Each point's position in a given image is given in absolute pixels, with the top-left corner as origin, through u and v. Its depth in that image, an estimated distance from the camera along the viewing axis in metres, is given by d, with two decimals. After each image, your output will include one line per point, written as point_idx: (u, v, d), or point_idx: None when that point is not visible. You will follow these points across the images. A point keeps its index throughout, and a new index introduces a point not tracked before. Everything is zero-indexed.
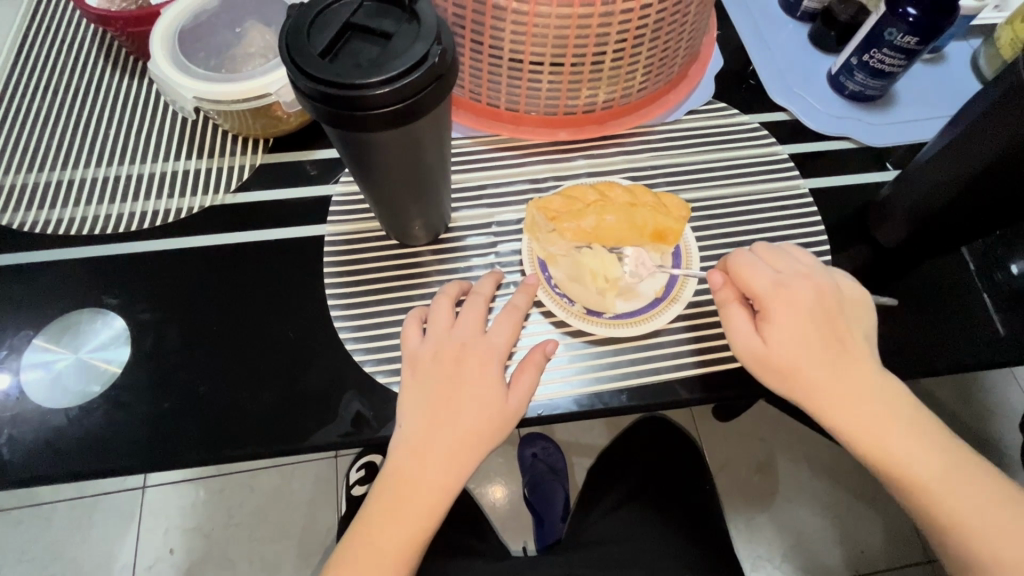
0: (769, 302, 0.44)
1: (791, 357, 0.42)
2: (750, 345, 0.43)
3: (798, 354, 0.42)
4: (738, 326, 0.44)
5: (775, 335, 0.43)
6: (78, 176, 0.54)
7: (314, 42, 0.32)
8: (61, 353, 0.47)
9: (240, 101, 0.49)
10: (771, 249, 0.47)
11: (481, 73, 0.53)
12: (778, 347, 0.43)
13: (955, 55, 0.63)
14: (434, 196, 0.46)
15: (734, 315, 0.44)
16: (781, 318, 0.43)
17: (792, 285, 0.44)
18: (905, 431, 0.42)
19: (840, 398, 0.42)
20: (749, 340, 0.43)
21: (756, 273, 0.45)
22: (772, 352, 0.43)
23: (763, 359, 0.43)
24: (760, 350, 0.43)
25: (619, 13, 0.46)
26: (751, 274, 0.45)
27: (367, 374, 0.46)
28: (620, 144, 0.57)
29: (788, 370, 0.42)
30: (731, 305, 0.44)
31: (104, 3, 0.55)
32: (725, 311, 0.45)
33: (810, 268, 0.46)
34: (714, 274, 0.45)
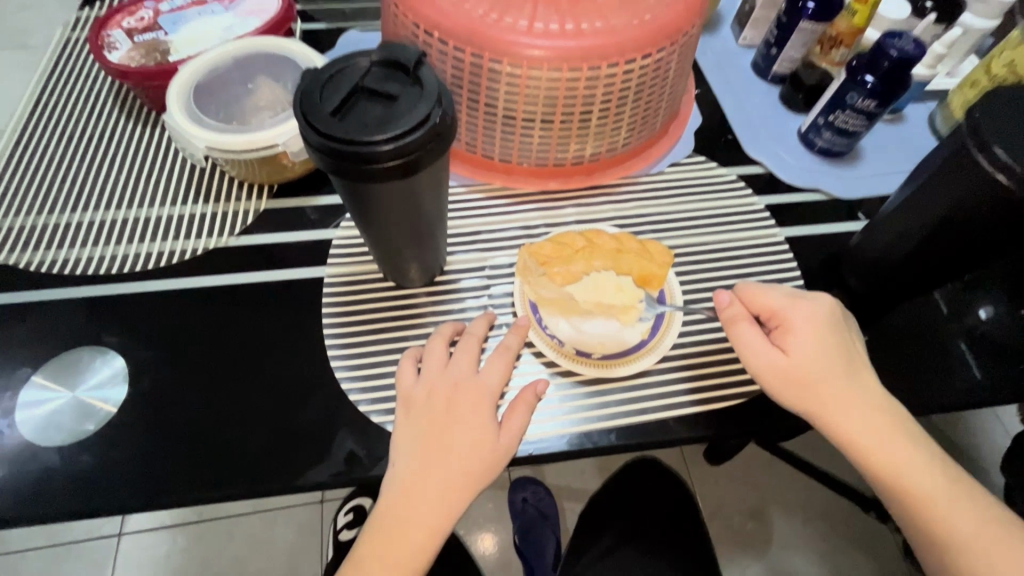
0: (787, 319, 0.45)
1: (810, 371, 0.44)
2: (771, 360, 0.44)
3: (817, 367, 0.44)
4: (757, 345, 0.45)
5: (796, 349, 0.45)
6: (86, 219, 0.56)
7: (325, 102, 0.35)
8: (57, 391, 0.47)
9: (249, 151, 0.52)
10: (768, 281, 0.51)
11: (476, 127, 0.56)
12: (799, 361, 0.44)
13: (914, 114, 0.69)
14: (431, 241, 0.48)
15: (752, 333, 0.45)
16: (802, 332, 0.45)
17: (806, 302, 0.47)
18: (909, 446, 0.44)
19: (852, 415, 0.44)
20: (772, 355, 0.44)
21: (768, 294, 0.47)
22: (792, 366, 0.44)
23: (784, 372, 0.44)
24: (781, 363, 0.44)
25: (604, 77, 0.51)
26: (767, 293, 0.47)
27: (362, 413, 0.47)
28: (607, 194, 0.61)
29: (810, 383, 0.44)
30: (743, 323, 0.46)
31: (122, 58, 0.59)
32: (735, 330, 0.46)
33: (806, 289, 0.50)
34: (720, 293, 0.47)
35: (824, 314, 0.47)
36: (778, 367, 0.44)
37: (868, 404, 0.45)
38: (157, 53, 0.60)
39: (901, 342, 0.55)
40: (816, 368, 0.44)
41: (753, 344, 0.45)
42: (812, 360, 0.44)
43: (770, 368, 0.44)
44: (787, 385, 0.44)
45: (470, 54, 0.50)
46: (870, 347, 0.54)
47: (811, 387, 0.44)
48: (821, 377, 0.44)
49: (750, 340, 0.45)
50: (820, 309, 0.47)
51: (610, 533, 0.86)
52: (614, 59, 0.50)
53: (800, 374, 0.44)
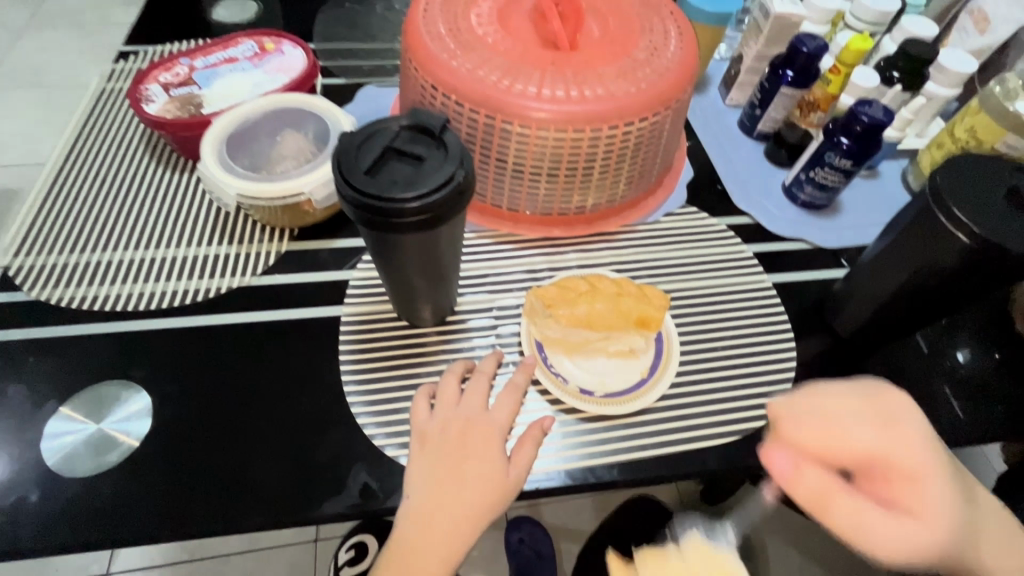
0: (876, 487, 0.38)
1: (947, 537, 0.36)
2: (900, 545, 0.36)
3: (943, 516, 0.36)
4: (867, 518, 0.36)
5: (904, 553, 0.36)
6: (117, 258, 0.59)
7: (359, 162, 0.39)
8: (83, 423, 0.49)
9: (277, 198, 0.57)
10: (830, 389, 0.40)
11: (487, 178, 0.61)
12: (904, 533, 0.36)
13: (888, 171, 0.75)
14: (445, 284, 0.52)
15: (863, 507, 0.36)
16: (914, 484, 0.37)
17: (899, 428, 0.38)
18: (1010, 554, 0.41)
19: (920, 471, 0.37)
20: (898, 533, 0.36)
21: (847, 441, 0.37)
22: (903, 560, 0.36)
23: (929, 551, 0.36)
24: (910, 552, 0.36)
25: (605, 136, 0.56)
26: (838, 437, 0.37)
27: (376, 447, 0.49)
28: (607, 240, 0.65)
29: (925, 529, 0.36)
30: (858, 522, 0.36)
31: (159, 110, 0.64)
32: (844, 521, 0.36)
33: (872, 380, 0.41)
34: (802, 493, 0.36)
35: (881, 407, 0.39)
36: (899, 542, 0.36)
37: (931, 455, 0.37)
38: (192, 106, 0.64)
39: (884, 383, 0.58)
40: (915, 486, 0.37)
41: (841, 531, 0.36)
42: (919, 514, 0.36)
43: (899, 543, 0.35)
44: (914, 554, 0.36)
45: (483, 115, 0.55)
46: None
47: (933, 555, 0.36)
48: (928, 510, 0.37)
49: (864, 515, 0.36)
50: (879, 406, 0.38)
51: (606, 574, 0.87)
52: (614, 122, 0.55)
53: (923, 542, 0.36)
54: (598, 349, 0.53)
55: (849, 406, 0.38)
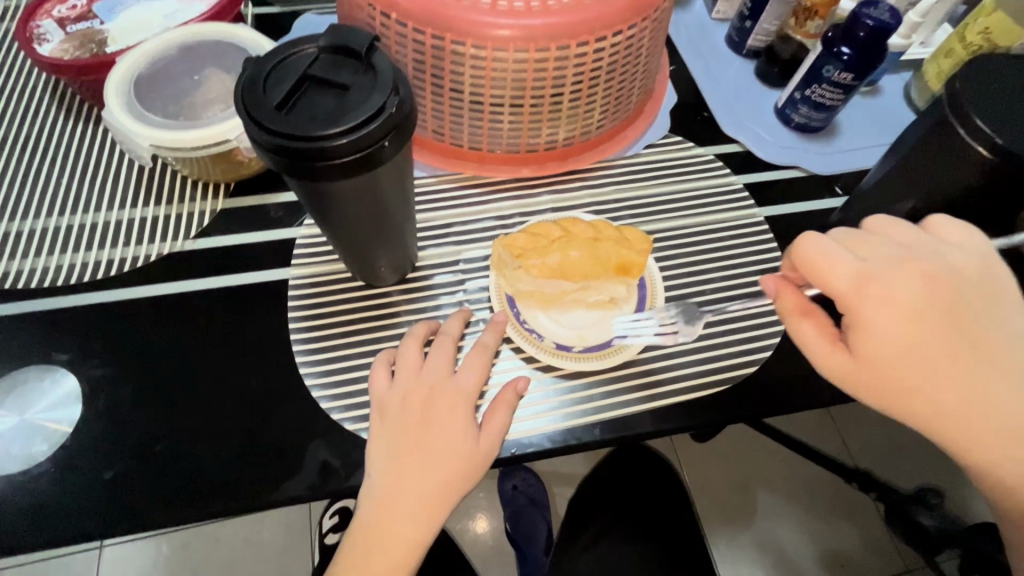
0: (858, 309, 0.38)
1: (883, 379, 0.39)
2: (872, 315, 0.38)
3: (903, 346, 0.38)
4: (814, 341, 0.41)
5: (896, 283, 0.38)
6: (27, 228, 0.52)
7: (269, 95, 0.32)
8: (4, 414, 0.44)
9: (199, 148, 0.49)
10: (851, 234, 0.41)
11: (444, 114, 0.53)
12: (885, 322, 0.37)
13: (889, 87, 0.68)
14: (400, 238, 0.46)
15: (805, 329, 0.41)
16: (878, 325, 0.38)
17: (882, 281, 0.38)
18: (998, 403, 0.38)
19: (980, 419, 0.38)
20: (841, 359, 0.40)
21: (835, 270, 0.38)
22: (899, 296, 0.37)
23: (856, 374, 0.39)
24: (921, 277, 0.38)
25: (574, 56, 0.48)
26: (827, 266, 0.38)
27: (334, 422, 0.45)
28: (583, 179, 0.59)
29: (955, 292, 0.38)
30: (800, 314, 0.41)
31: (54, 51, 0.54)
32: (796, 324, 0.41)
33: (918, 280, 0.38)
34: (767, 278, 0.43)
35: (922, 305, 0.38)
36: (889, 275, 0.38)
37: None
38: (93, 44, 0.55)
39: None
40: (983, 252, 0.41)
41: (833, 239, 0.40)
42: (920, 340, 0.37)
43: (878, 279, 0.38)
44: (920, 314, 0.38)
45: (430, 36, 0.47)
46: None
47: (886, 355, 0.38)
48: (937, 339, 0.38)
49: (806, 334, 0.41)
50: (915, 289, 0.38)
51: (598, 521, 0.86)
52: (583, 38, 0.47)
53: (934, 273, 0.38)
54: (575, 301, 0.48)
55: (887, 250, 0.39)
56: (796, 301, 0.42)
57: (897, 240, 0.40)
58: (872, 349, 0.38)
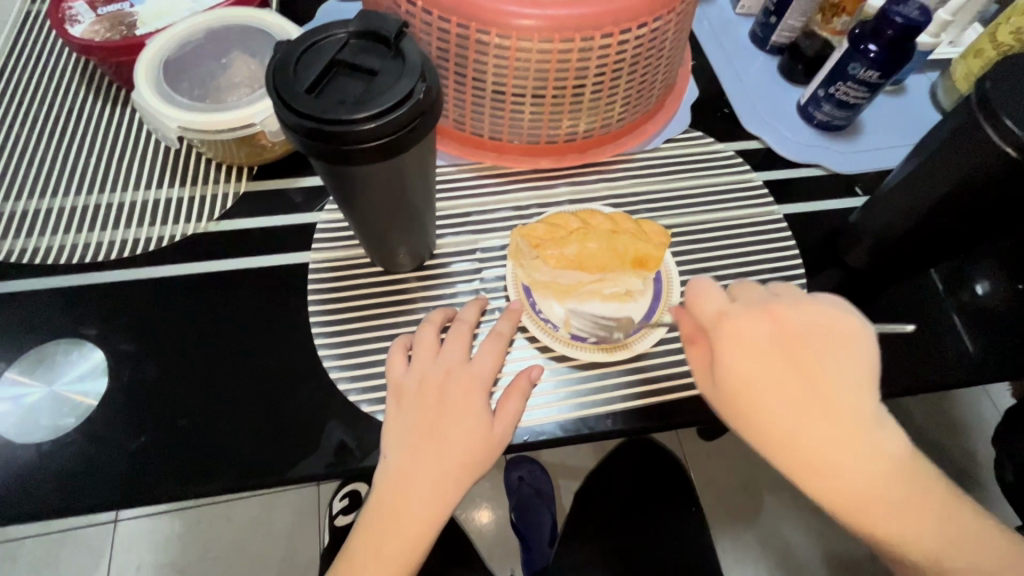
0: (717, 340, 0.38)
1: (738, 413, 0.37)
2: (726, 349, 0.37)
3: (754, 379, 0.36)
4: (704, 370, 0.40)
5: (752, 322, 0.37)
6: (56, 205, 0.53)
7: (299, 78, 0.32)
8: (34, 385, 0.45)
9: (225, 131, 0.50)
10: (743, 286, 0.41)
11: (465, 104, 0.54)
12: (739, 353, 0.37)
13: (915, 87, 0.67)
14: (419, 226, 0.46)
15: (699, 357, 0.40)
16: (730, 355, 0.37)
17: (740, 317, 0.38)
18: (874, 471, 0.35)
19: (826, 473, 0.35)
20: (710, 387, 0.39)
21: (705, 305, 0.39)
22: (756, 335, 0.37)
23: (721, 403, 0.38)
24: (771, 320, 0.37)
25: (598, 47, 0.48)
26: (699, 300, 0.40)
27: (351, 403, 0.46)
28: (602, 171, 0.59)
29: (806, 338, 0.37)
30: (691, 341, 0.41)
31: (86, 33, 0.55)
32: (690, 351, 0.41)
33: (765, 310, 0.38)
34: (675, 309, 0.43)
35: (781, 346, 0.37)
36: (742, 315, 0.38)
37: (942, 526, 0.36)
38: (123, 26, 0.56)
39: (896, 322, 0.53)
40: (845, 310, 0.39)
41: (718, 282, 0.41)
42: (770, 379, 0.36)
43: (730, 316, 0.38)
44: (772, 353, 0.36)
45: (455, 25, 0.47)
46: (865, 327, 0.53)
47: (732, 385, 0.37)
48: (779, 380, 0.36)
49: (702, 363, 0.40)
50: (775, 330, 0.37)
51: (603, 514, 0.86)
52: (608, 30, 0.47)
53: (790, 320, 0.38)
54: (590, 294, 0.48)
55: (766, 295, 0.39)
56: (692, 330, 0.41)
57: (773, 291, 0.40)
58: (726, 375, 0.37)
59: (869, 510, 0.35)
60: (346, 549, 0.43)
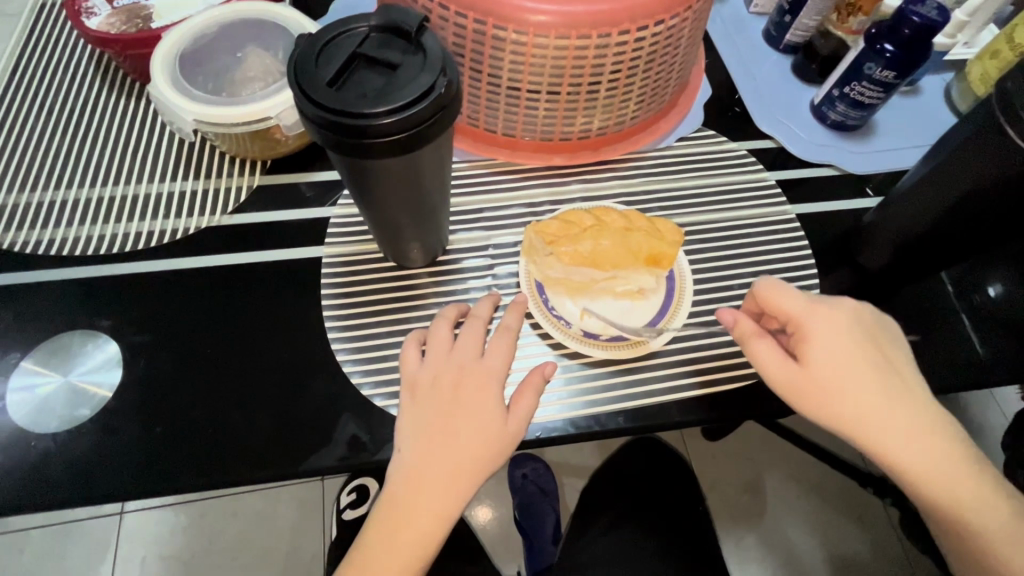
0: (806, 326, 0.42)
1: (827, 392, 0.41)
2: (817, 333, 0.42)
3: (842, 361, 0.41)
4: (772, 361, 0.42)
5: (832, 311, 0.43)
6: (71, 197, 0.53)
7: (321, 72, 0.32)
8: (49, 376, 0.45)
9: (240, 125, 0.50)
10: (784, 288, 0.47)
11: (480, 100, 0.54)
12: (828, 337, 0.42)
13: (929, 88, 0.67)
14: (433, 221, 0.47)
15: (763, 347, 0.42)
16: (822, 340, 0.42)
17: (827, 308, 0.43)
18: (933, 444, 0.42)
19: (898, 440, 0.41)
20: (787, 371, 0.42)
21: (788, 298, 0.43)
22: (838, 323, 0.43)
23: (800, 385, 0.41)
24: (848, 311, 0.44)
25: (615, 44, 0.48)
26: (780, 296, 0.43)
27: (364, 397, 0.46)
28: (614, 169, 0.59)
29: (876, 329, 0.44)
30: (757, 335, 0.43)
31: (102, 25, 0.55)
32: (751, 346, 0.43)
33: (834, 298, 0.45)
34: (724, 312, 0.45)
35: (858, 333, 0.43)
36: (827, 306, 0.43)
37: (990, 493, 0.42)
38: (139, 19, 0.56)
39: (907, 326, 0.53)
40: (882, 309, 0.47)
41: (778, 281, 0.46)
42: (854, 361, 0.42)
43: (818, 306, 0.43)
44: (853, 340, 0.42)
45: (473, 20, 0.47)
46: None
47: (826, 366, 0.41)
48: (861, 362, 0.42)
49: (764, 354, 0.42)
50: (854, 320, 0.43)
51: (609, 512, 0.87)
52: (625, 27, 0.47)
53: (858, 312, 0.44)
54: (603, 291, 0.49)
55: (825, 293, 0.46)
56: (755, 326, 0.43)
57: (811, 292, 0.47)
58: (813, 359, 0.42)
59: (934, 473, 0.42)
60: (359, 541, 0.43)
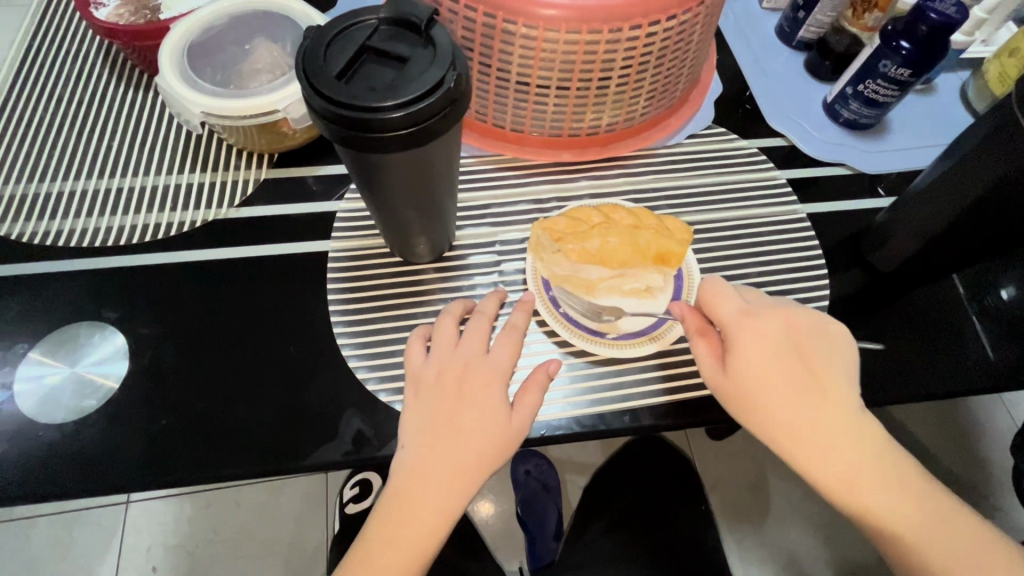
0: (733, 332, 0.42)
1: (747, 400, 0.41)
2: (744, 342, 0.42)
3: (765, 369, 0.41)
4: (705, 360, 0.43)
5: (767, 321, 0.42)
6: (78, 188, 0.53)
7: (329, 64, 0.32)
8: (56, 366, 0.46)
9: (249, 117, 0.49)
10: (748, 290, 0.47)
11: (488, 94, 0.53)
12: (754, 346, 0.41)
13: (945, 86, 0.66)
14: (440, 217, 0.46)
15: (699, 348, 0.44)
16: (745, 346, 0.42)
17: (759, 316, 0.43)
18: (874, 474, 0.40)
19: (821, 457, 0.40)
20: (714, 373, 0.43)
21: (722, 303, 0.44)
22: (767, 331, 0.42)
23: (723, 388, 0.42)
24: (784, 321, 0.43)
25: (626, 40, 0.47)
26: (718, 299, 0.44)
27: (369, 392, 0.46)
28: (623, 166, 0.58)
29: (816, 340, 0.42)
30: (698, 334, 0.44)
31: (111, 16, 0.55)
32: (694, 343, 0.44)
33: (780, 303, 0.44)
34: (677, 304, 0.46)
35: (792, 343, 0.42)
36: (762, 313, 0.43)
37: (929, 515, 0.40)
38: (148, 10, 0.56)
39: (917, 329, 0.52)
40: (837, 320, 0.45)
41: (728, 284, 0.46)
42: (780, 372, 0.41)
43: (750, 312, 0.43)
44: (785, 350, 0.42)
45: (483, 13, 0.47)
46: (889, 330, 0.52)
47: (746, 373, 0.41)
48: (789, 373, 0.41)
49: (700, 354, 0.43)
50: (788, 328, 0.42)
51: (612, 510, 0.86)
52: (637, 21, 0.46)
53: (801, 322, 0.43)
54: (610, 289, 0.48)
55: (772, 300, 0.45)
56: (701, 324, 0.45)
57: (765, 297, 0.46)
58: (737, 365, 0.41)
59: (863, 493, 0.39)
60: (361, 538, 0.43)
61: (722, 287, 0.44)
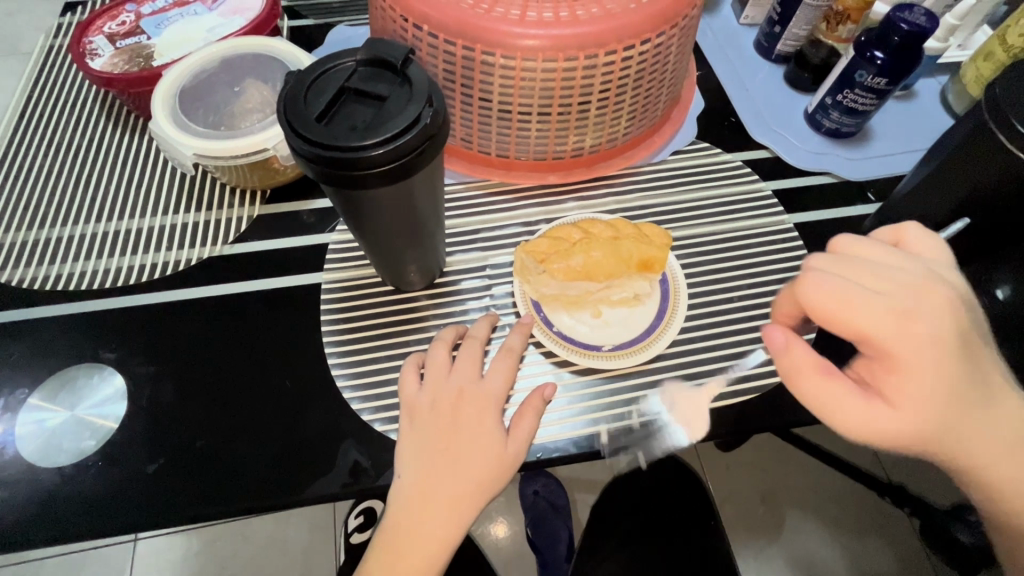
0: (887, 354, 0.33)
1: (925, 419, 0.34)
2: (902, 358, 0.33)
3: (930, 381, 0.33)
4: (849, 404, 0.34)
5: (913, 317, 0.33)
6: (77, 233, 0.54)
7: (311, 106, 0.33)
8: (56, 410, 0.46)
9: (241, 156, 0.51)
10: (831, 259, 0.35)
11: (472, 122, 0.54)
12: (915, 369, 0.33)
13: (924, 91, 0.67)
14: (429, 244, 0.47)
15: (836, 390, 0.34)
16: (905, 368, 0.33)
17: (906, 318, 0.33)
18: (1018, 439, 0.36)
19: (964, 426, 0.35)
20: (869, 415, 0.34)
21: (854, 318, 0.32)
22: (919, 338, 0.33)
23: (889, 428, 0.34)
24: (925, 304, 0.33)
25: (602, 65, 0.49)
26: (846, 316, 0.32)
27: (364, 423, 0.46)
28: (609, 185, 0.59)
29: (951, 305, 0.34)
30: (820, 371, 0.35)
31: (106, 65, 0.57)
32: (810, 385, 0.35)
33: (896, 275, 0.34)
34: (769, 332, 0.35)
35: (939, 325, 0.33)
36: (902, 310, 0.33)
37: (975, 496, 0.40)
38: (141, 58, 0.58)
39: None
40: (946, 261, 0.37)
41: (832, 275, 0.34)
42: (938, 381, 0.33)
43: (891, 323, 0.32)
44: (935, 351, 0.33)
45: (462, 47, 0.48)
46: None
47: (908, 400, 0.34)
48: (950, 372, 0.34)
49: (841, 399, 0.34)
50: (929, 310, 0.33)
51: (621, 528, 0.85)
52: (612, 47, 0.48)
53: (935, 298, 0.34)
54: (599, 301, 0.50)
55: (879, 267, 0.34)
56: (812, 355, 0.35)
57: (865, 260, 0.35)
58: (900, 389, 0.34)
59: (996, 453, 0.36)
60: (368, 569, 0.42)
61: (834, 288, 0.33)
